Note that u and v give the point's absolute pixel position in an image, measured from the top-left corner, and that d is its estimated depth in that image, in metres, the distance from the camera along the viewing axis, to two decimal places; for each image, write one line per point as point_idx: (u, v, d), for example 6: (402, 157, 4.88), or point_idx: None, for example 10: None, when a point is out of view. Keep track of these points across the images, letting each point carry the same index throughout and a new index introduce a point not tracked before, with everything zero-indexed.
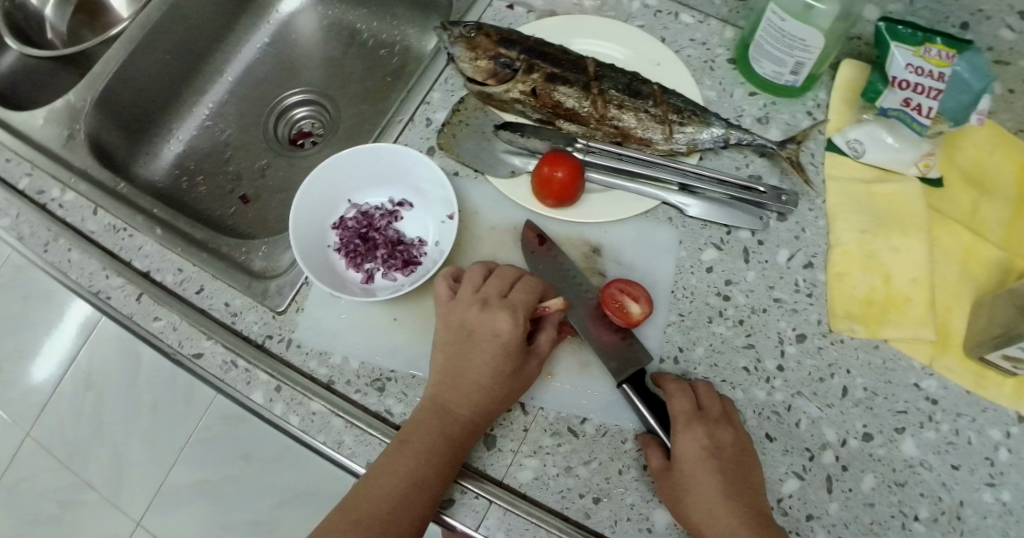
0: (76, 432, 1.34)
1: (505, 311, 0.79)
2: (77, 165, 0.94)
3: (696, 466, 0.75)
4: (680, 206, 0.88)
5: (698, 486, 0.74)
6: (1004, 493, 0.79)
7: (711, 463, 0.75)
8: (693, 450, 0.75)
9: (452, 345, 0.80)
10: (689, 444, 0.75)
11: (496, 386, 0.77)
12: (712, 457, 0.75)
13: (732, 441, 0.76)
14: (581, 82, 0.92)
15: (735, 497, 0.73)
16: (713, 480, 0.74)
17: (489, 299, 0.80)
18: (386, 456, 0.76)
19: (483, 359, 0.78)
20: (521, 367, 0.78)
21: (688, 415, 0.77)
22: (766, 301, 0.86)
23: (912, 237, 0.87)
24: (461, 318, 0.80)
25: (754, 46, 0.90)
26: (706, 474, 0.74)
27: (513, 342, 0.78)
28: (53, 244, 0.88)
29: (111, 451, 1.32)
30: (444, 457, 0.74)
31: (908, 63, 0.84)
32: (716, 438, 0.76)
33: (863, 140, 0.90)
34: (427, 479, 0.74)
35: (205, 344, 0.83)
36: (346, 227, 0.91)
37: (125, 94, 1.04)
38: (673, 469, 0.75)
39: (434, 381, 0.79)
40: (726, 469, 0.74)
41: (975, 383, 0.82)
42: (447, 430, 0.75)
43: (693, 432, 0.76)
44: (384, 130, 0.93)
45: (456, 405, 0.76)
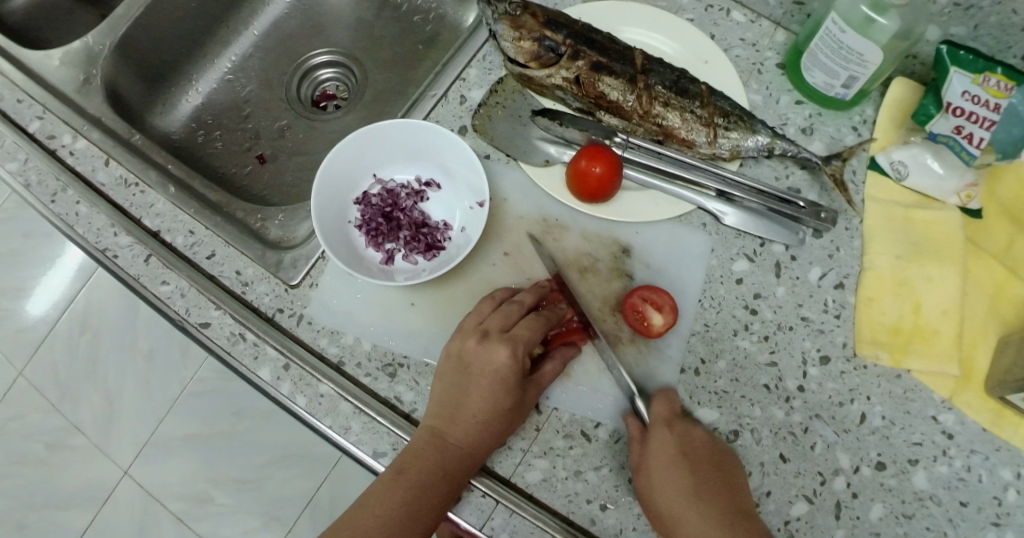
0: (79, 377, 1.40)
1: (504, 345, 0.76)
2: (91, 112, 0.90)
3: (667, 473, 0.73)
4: (716, 214, 0.85)
5: (669, 494, 0.73)
6: (1008, 534, 0.78)
7: (684, 465, 0.74)
8: (666, 454, 0.74)
9: (448, 375, 0.76)
10: (664, 445, 0.74)
11: (494, 421, 0.74)
12: (685, 460, 0.74)
13: (706, 446, 0.76)
14: (627, 74, 0.88)
15: (707, 501, 0.73)
16: (686, 485, 0.73)
17: (490, 330, 0.77)
18: (380, 485, 0.73)
19: (481, 394, 0.74)
20: (522, 400, 0.75)
21: (662, 419, 0.76)
22: (792, 318, 0.83)
23: (947, 267, 0.84)
24: (459, 348, 0.77)
25: (807, 54, 0.87)
26: (679, 477, 0.73)
27: (513, 378, 0.75)
28: (61, 195, 0.84)
29: (113, 397, 1.39)
30: (438, 489, 0.72)
31: (965, 91, 0.81)
32: (689, 440, 0.75)
33: (908, 163, 0.87)
34: (419, 512, 0.71)
35: (213, 314, 0.79)
36: (369, 204, 0.87)
37: (145, 39, 0.99)
38: (645, 476, 0.74)
39: (430, 410, 0.76)
40: (701, 471, 0.74)
41: (993, 421, 0.80)
42: (442, 463, 0.72)
43: (664, 433, 0.75)
44: (416, 104, 0.89)
45: (453, 437, 0.73)
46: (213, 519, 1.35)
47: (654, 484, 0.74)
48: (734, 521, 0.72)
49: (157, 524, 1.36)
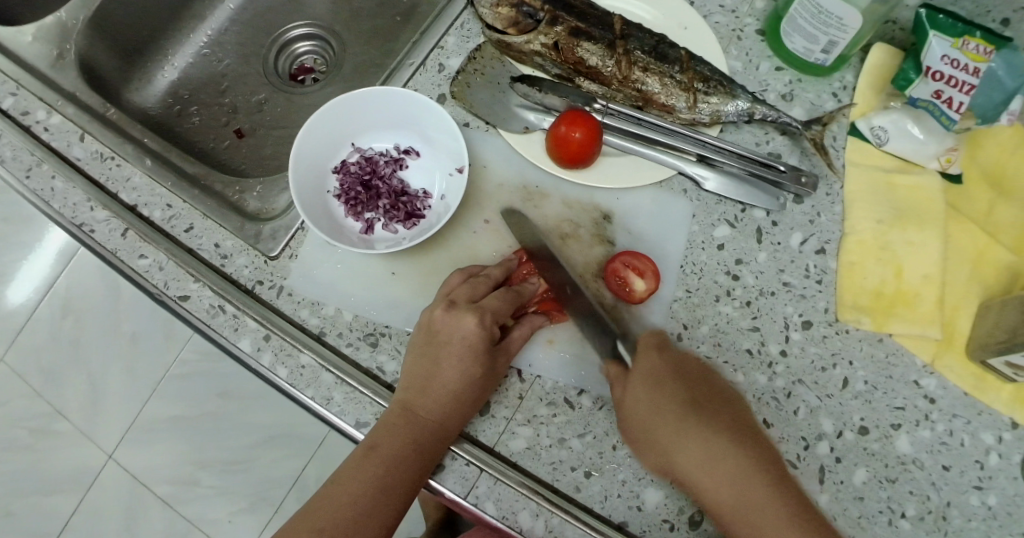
0: (61, 361, 1.39)
1: (471, 314, 0.75)
2: (65, 87, 0.88)
3: (659, 388, 0.74)
4: (697, 179, 0.85)
5: (659, 413, 0.73)
6: (990, 496, 0.78)
7: (677, 380, 0.75)
8: (654, 372, 0.75)
9: (418, 347, 0.75)
10: (653, 366, 0.75)
11: (464, 392, 0.73)
12: (678, 375, 0.75)
13: (696, 365, 0.77)
14: (606, 40, 0.88)
15: (705, 411, 0.73)
16: (681, 400, 0.74)
17: (458, 300, 0.76)
18: (353, 461, 0.72)
19: (450, 364, 0.74)
20: (491, 368, 0.75)
21: (652, 345, 0.77)
22: (774, 284, 0.83)
23: (928, 231, 0.84)
24: (427, 320, 0.76)
25: (787, 19, 0.86)
26: (670, 396, 0.74)
27: (481, 346, 0.74)
28: (36, 170, 0.82)
29: (98, 381, 1.38)
30: (412, 464, 0.71)
31: (944, 55, 0.80)
32: (679, 363, 0.76)
33: (888, 128, 0.86)
34: (393, 487, 0.71)
35: (192, 286, 0.78)
36: (347, 172, 0.86)
37: (119, 14, 0.97)
38: (634, 399, 0.74)
39: (400, 384, 0.75)
40: (695, 386, 0.75)
41: (974, 385, 0.81)
42: (413, 438, 0.72)
43: (654, 357, 0.76)
44: (394, 73, 0.88)
45: (424, 409, 0.73)
46: (201, 502, 1.34)
47: (645, 402, 0.74)
48: (734, 430, 0.72)
49: (145, 509, 1.35)
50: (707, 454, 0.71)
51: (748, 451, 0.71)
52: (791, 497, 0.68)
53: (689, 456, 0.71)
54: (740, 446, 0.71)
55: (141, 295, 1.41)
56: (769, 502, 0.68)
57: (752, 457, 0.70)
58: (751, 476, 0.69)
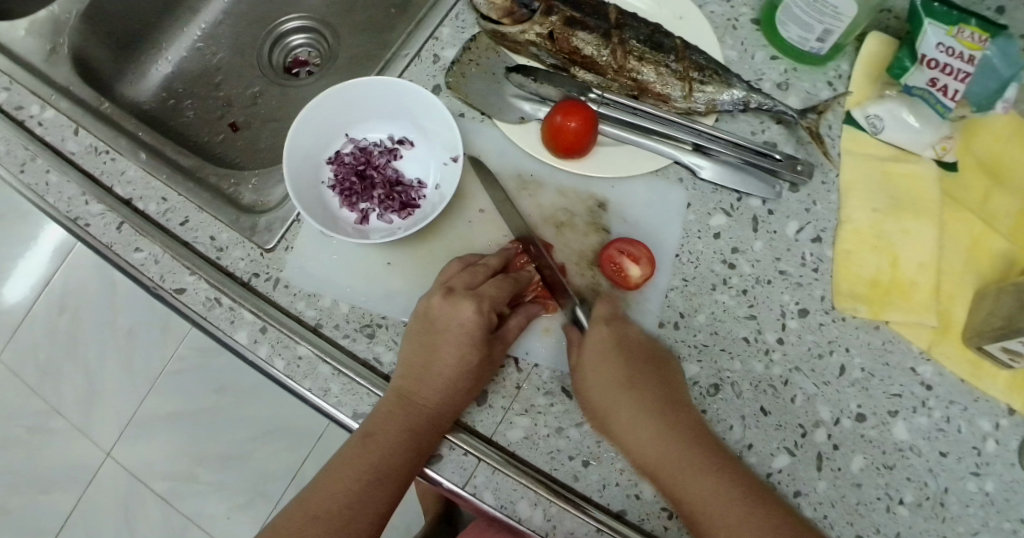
0: (57, 359, 1.39)
1: (469, 301, 0.74)
2: (58, 81, 0.88)
3: (601, 364, 0.76)
4: (693, 168, 0.85)
5: (600, 384, 0.75)
6: (987, 483, 0.78)
7: (619, 357, 0.76)
8: (600, 346, 0.76)
9: (416, 334, 0.75)
10: (599, 339, 0.76)
11: (461, 379, 0.73)
12: (621, 353, 0.76)
13: (641, 341, 0.78)
14: (601, 29, 0.88)
15: (639, 388, 0.75)
16: (620, 374, 0.75)
17: (456, 287, 0.75)
18: (349, 448, 0.73)
19: (448, 352, 0.73)
20: (488, 356, 0.74)
21: (602, 316, 0.78)
22: (771, 272, 0.83)
23: (924, 220, 0.84)
24: (425, 306, 0.76)
25: (782, 8, 0.86)
26: (610, 368, 0.75)
27: (479, 334, 0.74)
28: (30, 164, 0.82)
29: (94, 378, 1.37)
30: (406, 452, 0.71)
31: (939, 43, 0.79)
32: (624, 336, 0.77)
33: (884, 117, 0.87)
34: (388, 475, 0.72)
35: (188, 279, 0.78)
36: (342, 163, 0.86)
37: (112, 8, 0.97)
38: (581, 372, 0.76)
39: (397, 372, 0.75)
40: (634, 363, 0.76)
41: (971, 373, 0.81)
42: (409, 426, 0.72)
43: (602, 329, 0.77)
44: (389, 64, 0.88)
45: (420, 398, 0.73)
46: (198, 498, 1.34)
47: (588, 375, 0.75)
48: (666, 404, 0.74)
49: (142, 506, 1.35)
50: (638, 424, 0.73)
51: (678, 422, 0.73)
52: (709, 470, 0.70)
53: (624, 428, 0.73)
54: (670, 421, 0.73)
55: (137, 292, 1.40)
56: (688, 471, 0.71)
57: (681, 428, 0.73)
58: (677, 445, 0.72)
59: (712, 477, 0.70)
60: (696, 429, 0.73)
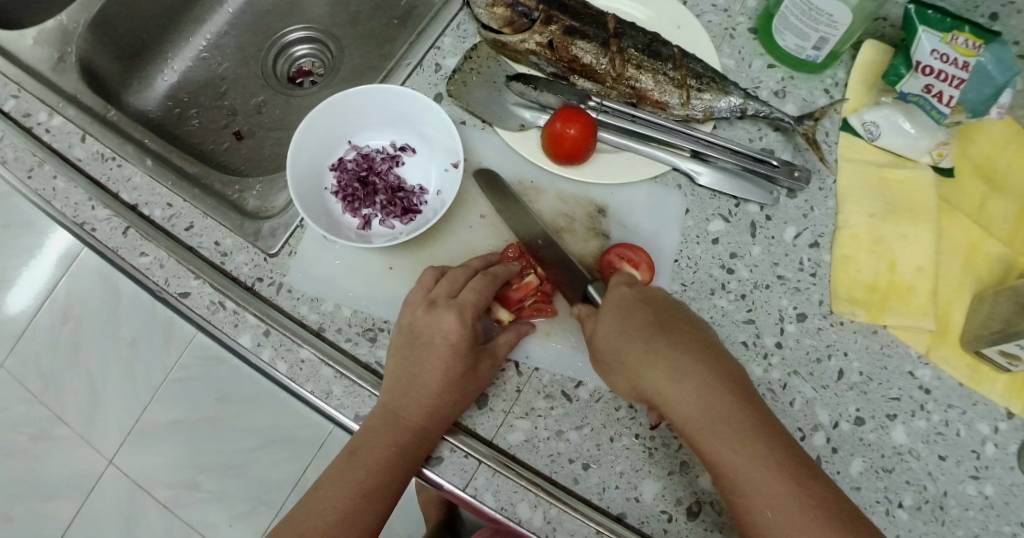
0: (61, 366, 1.40)
1: (451, 311, 0.76)
2: (66, 90, 0.89)
3: (626, 316, 0.74)
4: (691, 174, 0.86)
5: (627, 335, 0.72)
6: (987, 486, 0.78)
7: (645, 309, 0.74)
8: (622, 301, 0.75)
9: (401, 348, 0.76)
10: (620, 295, 0.75)
11: (448, 392, 0.74)
12: (647, 305, 0.74)
13: (666, 299, 0.76)
14: (600, 38, 0.90)
15: (670, 333, 0.71)
16: (647, 323, 0.72)
17: (438, 299, 0.77)
18: (337, 466, 0.73)
19: (434, 364, 0.74)
20: (474, 367, 0.75)
21: (621, 281, 0.77)
22: (769, 277, 0.84)
23: (921, 224, 0.85)
24: (408, 320, 0.77)
25: (778, 17, 0.87)
26: (637, 319, 0.73)
27: (463, 344, 0.75)
28: (38, 170, 0.83)
29: (97, 384, 1.38)
30: (395, 465, 0.72)
31: (934, 50, 0.81)
32: (648, 294, 0.76)
33: (880, 123, 0.88)
34: (378, 490, 0.72)
35: (192, 283, 0.79)
36: (345, 169, 0.88)
37: (119, 18, 0.98)
38: (605, 328, 0.74)
39: (383, 388, 0.75)
40: (662, 314, 0.73)
41: (969, 376, 0.81)
42: (397, 440, 0.72)
43: (623, 289, 0.76)
44: (391, 73, 0.90)
45: (407, 411, 0.73)
46: (200, 505, 1.35)
47: (613, 331, 0.73)
48: (702, 349, 0.70)
49: (144, 513, 1.35)
50: (674, 367, 0.68)
51: (717, 367, 0.68)
52: (750, 421, 0.65)
53: (658, 372, 0.69)
54: (707, 364, 0.68)
55: (141, 299, 1.41)
56: (727, 422, 0.65)
57: (720, 371, 0.68)
58: (718, 387, 0.67)
59: (756, 435, 0.64)
60: (736, 374, 0.68)
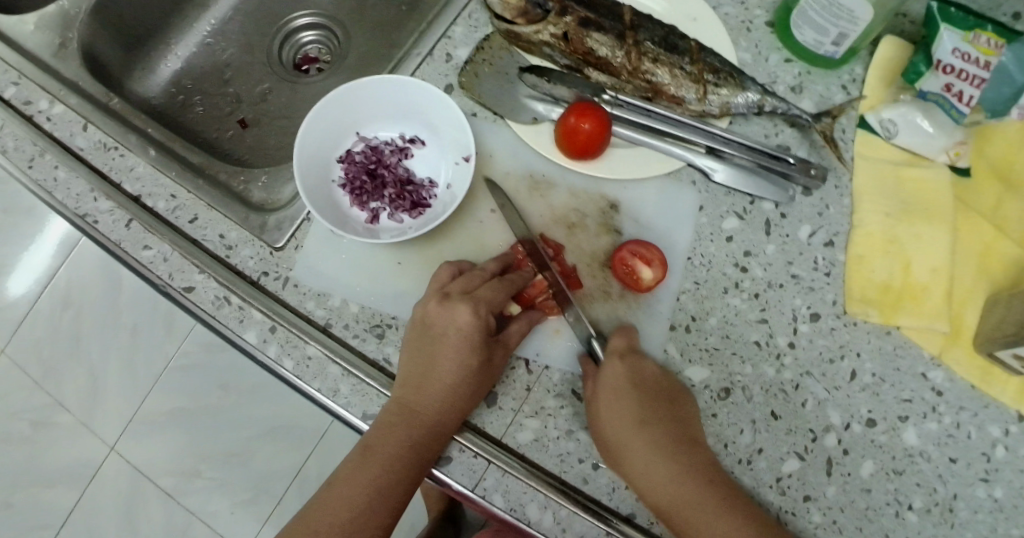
0: (61, 353, 1.38)
1: (465, 304, 0.74)
2: (67, 77, 0.87)
3: (618, 399, 0.73)
4: (706, 170, 0.84)
5: (614, 422, 0.73)
6: (996, 489, 0.78)
7: (634, 394, 0.74)
8: (616, 382, 0.74)
9: (414, 342, 0.75)
10: (615, 374, 0.74)
11: (463, 385, 0.73)
12: (635, 390, 0.74)
13: (656, 373, 0.76)
14: (616, 30, 0.88)
15: (653, 428, 0.73)
16: (635, 412, 0.73)
17: (452, 292, 0.76)
18: (352, 462, 0.73)
19: (447, 358, 0.73)
20: (489, 361, 0.74)
21: (618, 351, 0.76)
22: (782, 276, 0.83)
23: (936, 224, 0.84)
24: (421, 313, 0.75)
25: (797, 11, 0.85)
26: (627, 405, 0.73)
27: (477, 338, 0.74)
28: (39, 160, 0.81)
29: (98, 372, 1.37)
30: (410, 461, 0.71)
31: (955, 48, 0.79)
32: (641, 370, 0.75)
33: (898, 121, 0.85)
34: (393, 487, 0.72)
35: (197, 278, 0.78)
36: (353, 162, 0.86)
37: (122, 3, 0.96)
38: (597, 405, 0.74)
39: (396, 382, 0.74)
40: (650, 399, 0.74)
41: (981, 379, 0.80)
42: (411, 436, 0.71)
43: (618, 363, 0.75)
44: (401, 63, 0.88)
45: (421, 406, 0.72)
46: (201, 494, 1.34)
47: (604, 411, 0.73)
48: (679, 444, 0.73)
49: (146, 501, 1.34)
50: (652, 465, 0.72)
51: (692, 463, 0.72)
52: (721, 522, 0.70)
53: (638, 468, 0.72)
54: (681, 460, 0.72)
55: (142, 287, 1.40)
56: (702, 520, 0.70)
57: (696, 470, 0.72)
58: (691, 485, 0.71)
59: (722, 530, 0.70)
60: (710, 470, 0.72)
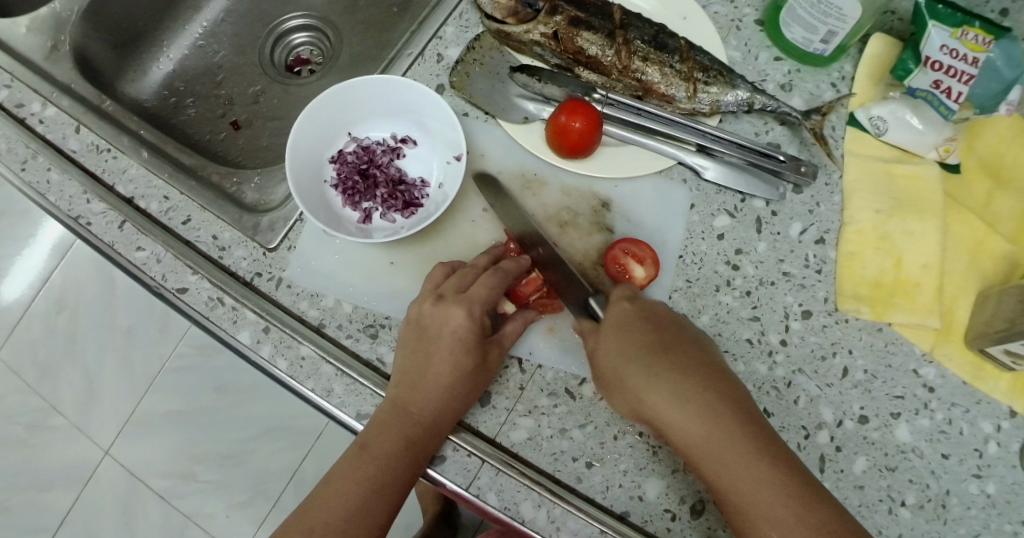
0: (56, 356, 1.38)
1: (459, 305, 0.74)
2: (60, 79, 0.87)
3: (626, 334, 0.74)
4: (697, 169, 0.85)
5: (626, 356, 0.72)
6: (989, 485, 0.78)
7: (646, 328, 0.74)
8: (622, 318, 0.75)
9: (408, 343, 0.75)
10: (620, 312, 0.75)
11: (457, 386, 0.73)
12: (647, 324, 0.74)
13: (666, 313, 0.76)
14: (606, 29, 0.89)
15: (668, 355, 0.71)
16: (645, 343, 0.73)
17: (446, 293, 0.76)
18: (346, 462, 0.72)
19: (442, 359, 0.73)
20: (483, 362, 0.74)
21: (623, 294, 0.77)
22: (774, 274, 0.83)
23: (927, 220, 0.84)
24: (415, 314, 0.76)
25: (786, 9, 0.86)
26: (636, 337, 0.73)
27: (471, 338, 0.74)
28: (32, 162, 0.81)
29: (93, 374, 1.37)
30: (404, 461, 0.71)
31: (943, 45, 0.80)
32: (648, 309, 0.76)
33: (887, 118, 0.86)
34: (387, 488, 0.71)
35: (190, 279, 0.78)
36: (345, 162, 0.86)
37: (114, 5, 0.96)
38: (606, 345, 0.74)
39: (391, 383, 0.74)
40: (661, 333, 0.74)
41: (973, 374, 0.81)
42: (405, 436, 0.71)
43: (623, 304, 0.76)
44: (393, 63, 0.88)
45: (416, 406, 0.72)
46: (197, 496, 1.34)
47: (613, 348, 0.73)
48: (701, 368, 0.70)
49: (142, 504, 1.34)
50: (672, 389, 0.69)
51: (716, 386, 0.69)
52: (754, 444, 0.65)
53: (657, 397, 0.69)
54: (706, 384, 0.69)
55: (136, 289, 1.39)
56: (734, 440, 0.65)
57: (721, 393, 0.68)
58: (716, 408, 0.67)
59: (757, 450, 0.64)
60: (738, 394, 0.68)
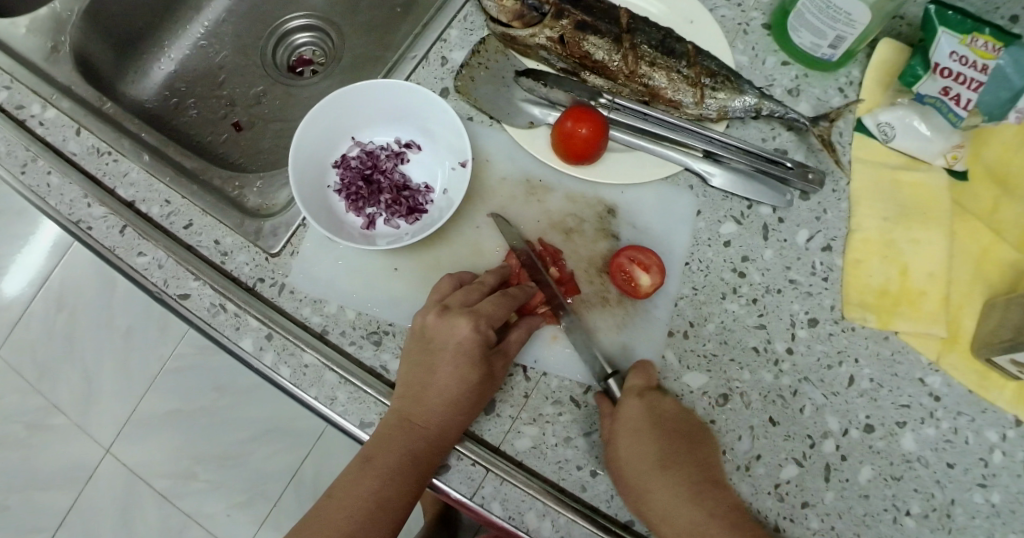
0: (56, 356, 1.37)
1: (465, 318, 0.73)
2: (60, 80, 0.86)
3: (636, 442, 0.72)
4: (703, 175, 0.84)
5: (632, 464, 0.72)
6: (994, 494, 0.78)
7: (655, 435, 0.72)
8: (633, 421, 0.72)
9: (413, 355, 0.74)
10: (633, 414, 0.72)
11: (462, 399, 0.72)
12: (655, 430, 0.72)
13: (675, 412, 0.74)
14: (612, 34, 0.88)
15: (674, 471, 0.72)
16: (653, 456, 0.72)
17: (451, 305, 0.75)
18: (350, 474, 0.72)
19: (446, 372, 0.72)
20: (488, 374, 0.73)
21: (635, 389, 0.74)
22: (780, 281, 0.82)
23: (933, 228, 0.83)
24: (420, 325, 0.75)
25: (794, 14, 0.85)
26: (645, 446, 0.72)
27: (477, 351, 0.73)
28: (32, 165, 0.80)
29: (94, 374, 1.36)
30: (408, 475, 0.71)
31: (952, 51, 0.78)
32: (658, 408, 0.74)
33: (895, 124, 0.85)
34: (391, 501, 0.71)
35: (192, 284, 0.77)
36: (348, 167, 0.85)
37: (114, 5, 0.95)
38: (614, 446, 0.72)
39: (395, 395, 0.74)
40: (670, 439, 0.73)
41: (978, 383, 0.80)
42: (409, 449, 0.71)
43: (635, 402, 0.73)
44: (396, 66, 0.87)
45: (420, 420, 0.72)
46: (198, 497, 1.33)
47: (622, 452, 0.72)
48: (702, 486, 0.71)
49: (142, 504, 1.34)
50: (673, 509, 0.71)
51: (717, 506, 0.70)
52: None
53: (658, 513, 0.71)
54: (705, 504, 0.71)
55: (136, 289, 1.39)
56: None
57: (722, 513, 0.70)
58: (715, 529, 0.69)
59: None
60: (737, 513, 0.70)
